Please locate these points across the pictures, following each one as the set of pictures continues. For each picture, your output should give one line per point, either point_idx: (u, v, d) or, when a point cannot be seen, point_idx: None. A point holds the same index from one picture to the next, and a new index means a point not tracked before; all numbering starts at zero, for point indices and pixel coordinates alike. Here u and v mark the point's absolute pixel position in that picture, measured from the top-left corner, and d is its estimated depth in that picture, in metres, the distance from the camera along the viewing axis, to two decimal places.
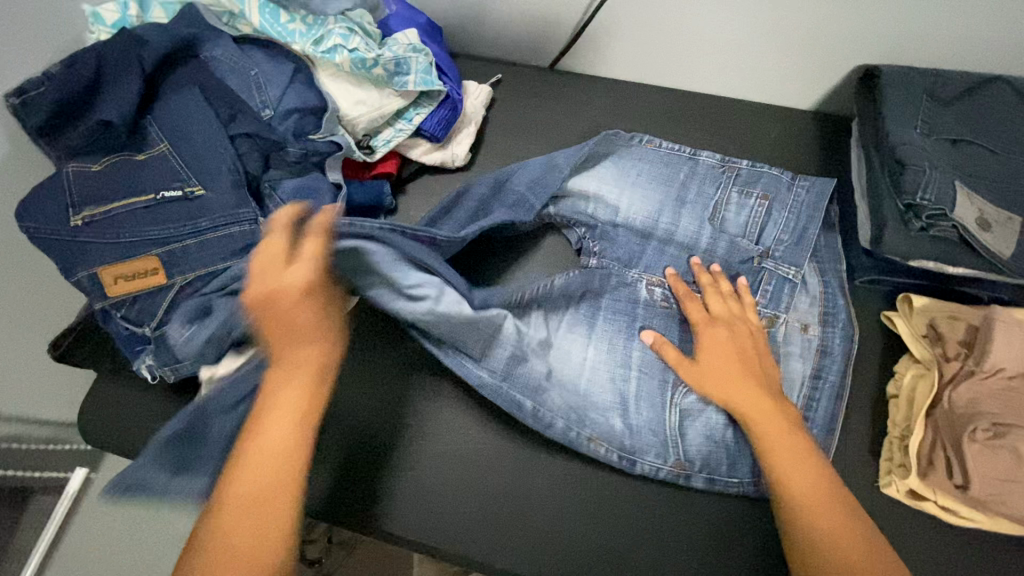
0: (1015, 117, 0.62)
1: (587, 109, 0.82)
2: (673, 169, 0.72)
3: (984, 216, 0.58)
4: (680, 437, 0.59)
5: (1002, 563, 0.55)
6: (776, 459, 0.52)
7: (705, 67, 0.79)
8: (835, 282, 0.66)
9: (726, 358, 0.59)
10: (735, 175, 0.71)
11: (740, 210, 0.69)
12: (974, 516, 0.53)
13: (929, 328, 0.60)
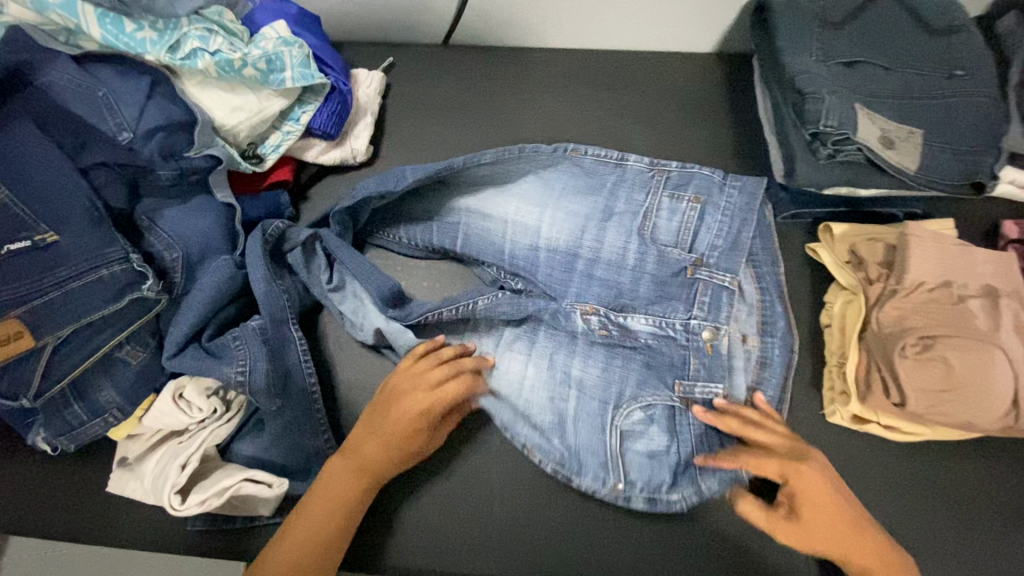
0: (903, 30, 0.62)
1: (488, 83, 0.78)
2: (599, 179, 0.66)
3: (887, 134, 0.58)
4: (622, 458, 0.58)
5: (945, 465, 0.57)
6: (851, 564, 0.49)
7: (601, 21, 0.76)
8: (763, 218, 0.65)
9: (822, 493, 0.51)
10: (665, 178, 0.65)
11: (668, 215, 0.64)
12: (915, 429, 0.55)
13: (851, 254, 0.60)
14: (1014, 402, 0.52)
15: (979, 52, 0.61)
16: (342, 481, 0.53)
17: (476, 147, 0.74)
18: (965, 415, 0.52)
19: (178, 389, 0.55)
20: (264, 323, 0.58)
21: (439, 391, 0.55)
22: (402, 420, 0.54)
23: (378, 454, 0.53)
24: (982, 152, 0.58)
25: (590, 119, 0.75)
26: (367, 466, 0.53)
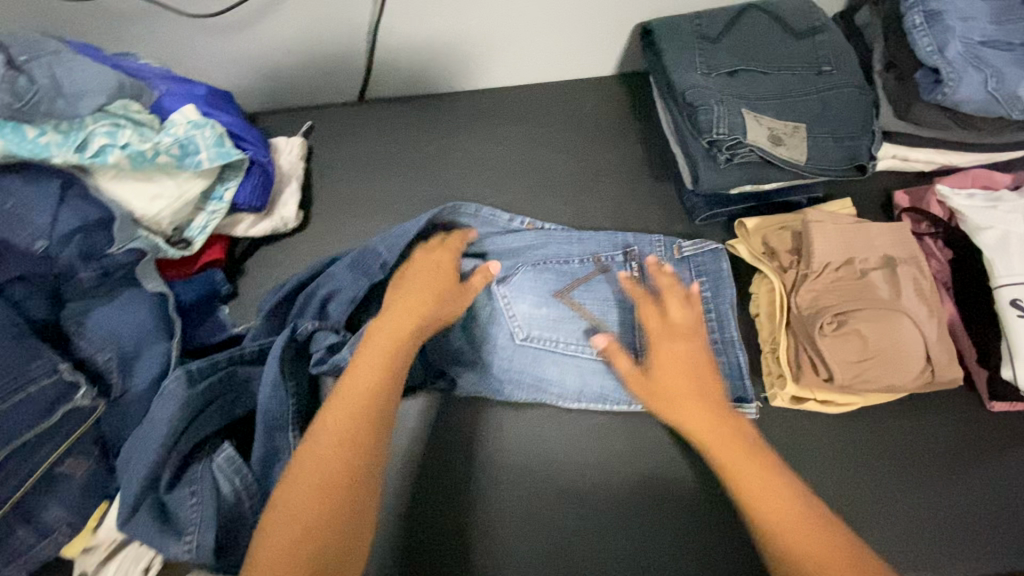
0: (774, 37, 0.68)
1: (409, 133, 0.80)
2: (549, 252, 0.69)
3: (774, 133, 0.64)
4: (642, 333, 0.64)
5: (884, 427, 0.62)
6: (733, 468, 0.47)
7: (505, 61, 0.79)
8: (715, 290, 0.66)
9: (683, 375, 0.53)
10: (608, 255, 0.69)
11: (619, 272, 0.67)
12: (847, 400, 0.59)
13: (764, 246, 0.65)
14: (925, 360, 0.58)
15: (842, 48, 0.67)
16: (369, 367, 0.49)
17: (407, 197, 0.76)
18: (887, 379, 0.57)
19: (133, 504, 0.51)
20: (231, 455, 0.55)
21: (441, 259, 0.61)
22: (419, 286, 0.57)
23: (406, 315, 0.53)
24: (858, 136, 0.64)
25: (511, 154, 0.79)
26: (393, 325, 0.52)
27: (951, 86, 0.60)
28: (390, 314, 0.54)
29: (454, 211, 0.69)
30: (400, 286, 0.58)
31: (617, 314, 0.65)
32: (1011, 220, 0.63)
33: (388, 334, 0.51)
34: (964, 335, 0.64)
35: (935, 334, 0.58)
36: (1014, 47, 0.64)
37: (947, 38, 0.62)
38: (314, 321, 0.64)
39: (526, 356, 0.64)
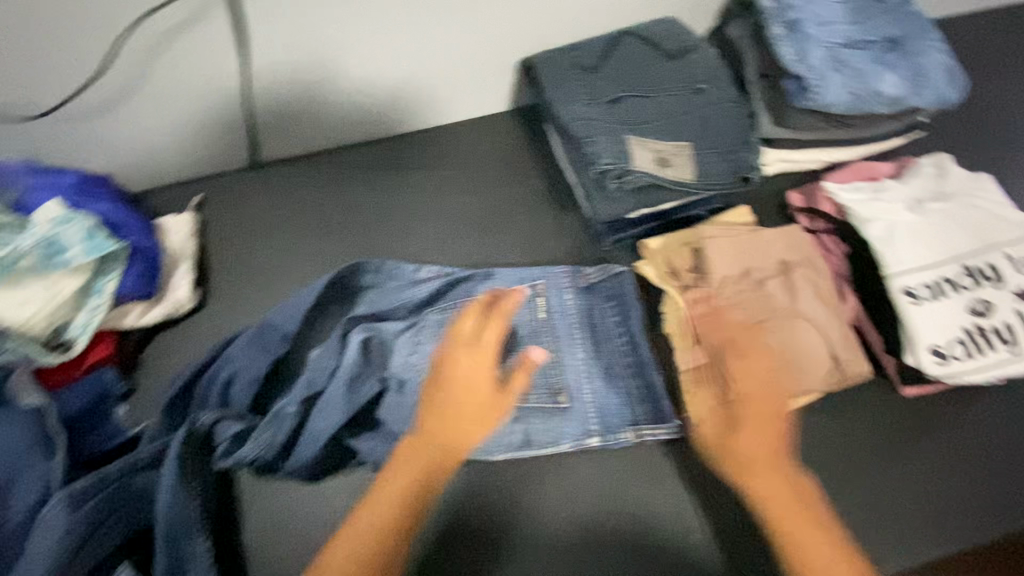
0: (649, 60, 0.69)
1: (305, 193, 0.77)
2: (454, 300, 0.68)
3: (660, 154, 0.65)
4: (557, 368, 0.64)
5: (813, 429, 0.61)
6: (787, 532, 0.49)
7: (396, 109, 0.78)
8: (622, 315, 0.67)
9: (758, 420, 0.55)
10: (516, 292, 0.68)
11: (527, 312, 0.67)
12: (770, 410, 0.59)
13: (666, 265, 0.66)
14: (830, 360, 0.61)
15: (713, 64, 0.68)
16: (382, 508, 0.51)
17: (308, 259, 0.72)
18: (797, 382, 0.59)
19: None
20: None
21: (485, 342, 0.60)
22: (465, 391, 0.57)
23: (439, 434, 0.55)
24: (739, 148, 0.66)
25: (413, 199, 0.76)
26: (443, 443, 0.54)
27: (817, 92, 0.62)
28: (437, 433, 0.55)
29: (354, 271, 0.68)
30: (445, 402, 0.56)
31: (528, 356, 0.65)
32: (892, 212, 0.66)
33: (417, 461, 0.53)
34: (869, 327, 0.65)
35: (837, 332, 0.61)
36: (871, 43, 0.66)
37: (807, 45, 0.64)
38: (214, 410, 0.59)
39: None
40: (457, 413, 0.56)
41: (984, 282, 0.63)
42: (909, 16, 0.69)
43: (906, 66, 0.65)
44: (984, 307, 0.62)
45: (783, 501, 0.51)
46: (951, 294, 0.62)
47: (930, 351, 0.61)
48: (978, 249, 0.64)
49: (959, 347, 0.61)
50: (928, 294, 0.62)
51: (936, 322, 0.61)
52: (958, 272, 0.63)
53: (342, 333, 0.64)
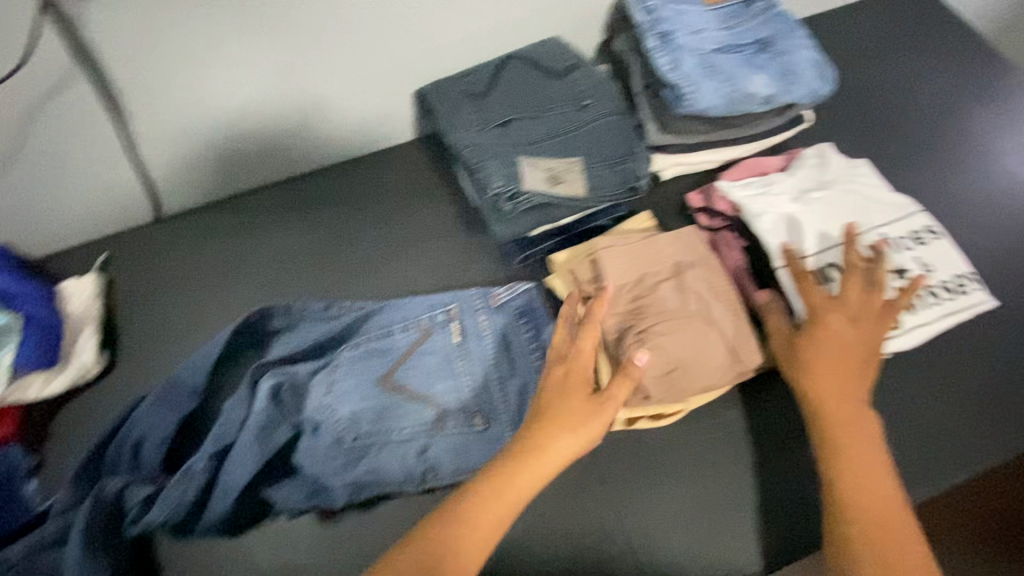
0: (535, 81, 0.71)
1: (213, 240, 0.76)
2: (367, 333, 0.67)
3: (552, 172, 0.67)
4: (473, 388, 0.64)
5: (714, 422, 0.65)
6: (854, 453, 0.55)
7: (299, 146, 0.78)
8: (535, 329, 0.67)
9: (839, 352, 0.59)
10: (430, 319, 0.68)
11: (442, 337, 0.67)
12: (674, 409, 0.63)
13: (570, 276, 0.67)
14: (730, 354, 0.62)
15: (596, 79, 0.71)
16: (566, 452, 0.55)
17: (217, 309, 0.71)
18: (699, 380, 0.61)
19: None
20: None
21: (586, 350, 0.59)
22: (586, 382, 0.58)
23: (561, 438, 0.55)
24: (629, 158, 0.68)
25: (321, 238, 0.76)
26: (542, 448, 0.55)
27: (692, 98, 0.64)
28: (546, 434, 0.55)
29: (263, 315, 0.67)
30: (542, 407, 0.57)
31: (445, 381, 0.64)
32: (781, 204, 0.69)
33: (559, 446, 0.55)
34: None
35: (734, 326, 0.63)
36: (742, 47, 0.69)
37: (679, 56, 0.66)
38: (123, 475, 0.59)
39: (356, 453, 0.61)
40: (568, 423, 0.56)
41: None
42: (778, 17, 0.72)
43: (776, 67, 0.68)
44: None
45: (851, 453, 0.55)
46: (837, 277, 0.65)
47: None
48: (857, 234, 0.68)
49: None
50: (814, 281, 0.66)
51: None
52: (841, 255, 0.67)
53: (250, 384, 0.63)
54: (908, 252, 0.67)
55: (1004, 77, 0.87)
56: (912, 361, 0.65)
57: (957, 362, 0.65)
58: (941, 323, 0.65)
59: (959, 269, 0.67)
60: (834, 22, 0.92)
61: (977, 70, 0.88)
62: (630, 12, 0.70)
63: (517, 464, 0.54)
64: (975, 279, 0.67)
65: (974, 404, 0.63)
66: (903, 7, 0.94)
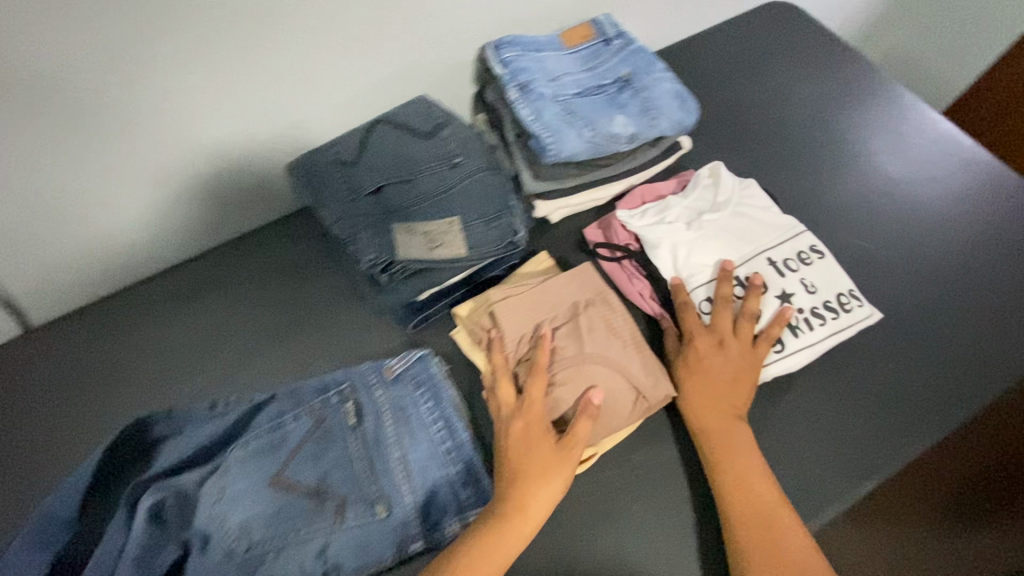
0: (404, 143, 0.69)
1: (86, 347, 0.70)
2: (258, 427, 0.64)
3: (428, 236, 0.65)
4: (372, 472, 0.61)
5: (631, 465, 0.63)
6: (730, 461, 0.59)
7: (173, 236, 0.75)
8: (434, 397, 0.64)
9: (720, 376, 0.63)
10: (323, 403, 0.64)
11: (337, 420, 0.63)
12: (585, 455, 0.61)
13: (473, 334, 0.66)
14: (634, 393, 0.61)
15: (466, 137, 0.70)
16: (545, 500, 0.56)
17: (95, 424, 0.66)
18: (604, 427, 0.60)
19: None
20: None
21: (539, 398, 0.60)
22: (543, 432, 0.59)
23: (537, 488, 0.56)
24: (505, 213, 0.67)
25: (204, 329, 0.71)
26: (522, 500, 0.56)
27: (553, 149, 0.64)
28: (523, 486, 0.57)
29: (140, 425, 0.61)
30: (513, 465, 0.58)
31: (342, 472, 0.61)
32: (675, 231, 0.70)
33: (542, 497, 0.56)
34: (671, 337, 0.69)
35: (635, 364, 0.62)
36: (603, 87, 0.70)
37: (540, 104, 0.66)
38: None
39: (250, 563, 0.57)
40: (543, 471, 0.57)
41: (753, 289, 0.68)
42: (636, 52, 0.73)
43: (637, 103, 0.69)
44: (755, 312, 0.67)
45: (739, 481, 0.58)
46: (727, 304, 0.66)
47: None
48: (744, 260, 0.70)
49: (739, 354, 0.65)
50: (704, 308, 0.68)
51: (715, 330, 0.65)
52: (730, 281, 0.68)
53: (127, 508, 0.57)
54: (793, 274, 0.69)
55: (865, 79, 0.90)
56: (803, 376, 0.67)
57: (847, 369, 0.67)
58: (827, 342, 0.66)
59: (842, 289, 0.69)
60: (704, 42, 0.94)
61: (841, 74, 0.91)
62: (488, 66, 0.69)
63: (503, 521, 0.55)
64: (857, 296, 0.69)
65: (868, 412, 0.64)
66: (767, 20, 0.97)
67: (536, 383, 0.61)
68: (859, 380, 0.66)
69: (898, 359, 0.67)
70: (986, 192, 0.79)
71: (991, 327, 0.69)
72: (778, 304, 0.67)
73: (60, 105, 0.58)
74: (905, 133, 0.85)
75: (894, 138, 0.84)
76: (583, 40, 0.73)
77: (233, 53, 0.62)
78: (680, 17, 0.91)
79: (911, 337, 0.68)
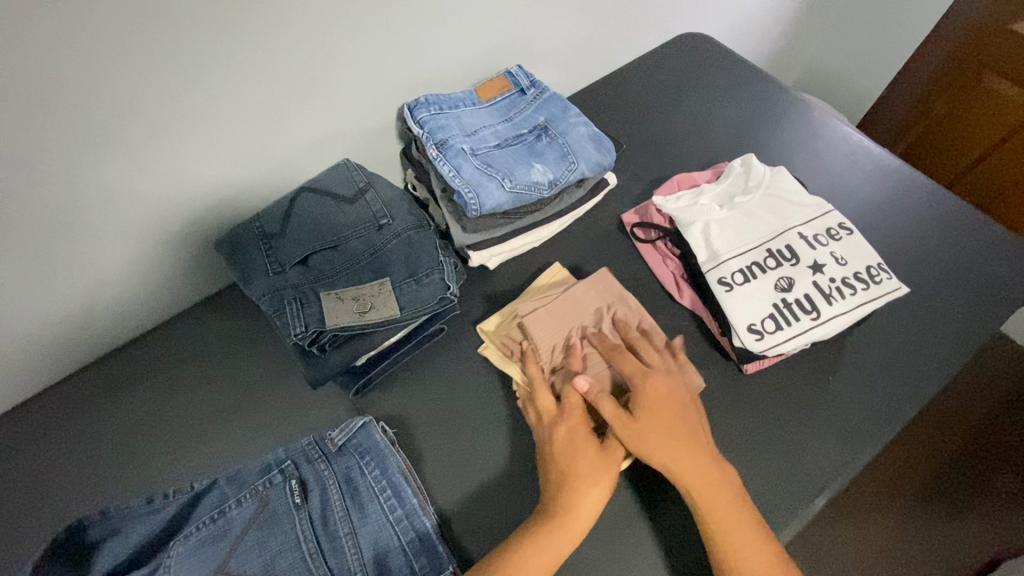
0: (328, 210, 0.69)
1: (11, 458, 0.67)
2: (198, 519, 0.61)
3: (356, 302, 0.64)
4: (320, 550, 0.58)
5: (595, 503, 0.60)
6: (702, 490, 0.56)
7: (99, 329, 0.72)
8: (381, 463, 0.63)
9: (666, 408, 0.59)
10: (264, 485, 0.62)
11: (281, 499, 0.61)
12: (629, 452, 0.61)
13: (505, 347, 0.68)
14: None
15: (390, 198, 0.71)
16: (595, 503, 0.56)
17: (25, 539, 0.63)
18: None
19: None
20: None
21: (581, 404, 0.61)
22: (589, 435, 0.59)
23: (589, 490, 0.56)
24: (434, 269, 0.67)
25: (140, 420, 0.69)
26: (575, 502, 0.55)
27: (476, 203, 0.65)
28: (576, 486, 0.56)
29: (69, 532, 0.58)
30: (562, 466, 0.57)
31: (289, 557, 0.58)
32: (707, 212, 0.72)
33: (593, 498, 0.56)
34: (705, 315, 0.70)
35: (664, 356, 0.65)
36: (521, 136, 0.73)
37: (461, 160, 0.68)
38: None
39: None
40: (594, 473, 0.57)
41: (783, 261, 0.67)
42: (550, 100, 0.77)
43: (555, 149, 0.72)
44: (787, 282, 0.66)
45: (722, 517, 0.55)
46: (759, 276, 0.66)
47: (748, 330, 0.64)
48: (776, 234, 0.69)
49: (772, 322, 0.64)
50: (739, 277, 0.66)
51: (746, 302, 0.65)
52: (763, 253, 0.68)
53: None
54: (824, 247, 0.68)
55: (775, 101, 0.95)
56: (758, 393, 0.66)
57: (794, 381, 0.67)
58: (860, 311, 0.65)
59: (873, 262, 0.67)
60: (618, 81, 0.98)
61: (751, 97, 0.96)
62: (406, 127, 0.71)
63: (557, 518, 0.55)
64: (886, 269, 0.67)
65: (816, 423, 0.64)
66: (676, 53, 1.01)
67: (577, 387, 0.61)
68: (805, 392, 0.66)
69: (836, 368, 0.68)
70: (899, 197, 0.83)
71: (917, 326, 0.71)
72: (811, 275, 0.66)
73: None
74: (820, 149, 0.89)
75: (810, 155, 0.88)
76: (500, 92, 0.77)
77: (139, 147, 0.60)
78: (590, 62, 0.95)
79: (845, 344, 0.70)
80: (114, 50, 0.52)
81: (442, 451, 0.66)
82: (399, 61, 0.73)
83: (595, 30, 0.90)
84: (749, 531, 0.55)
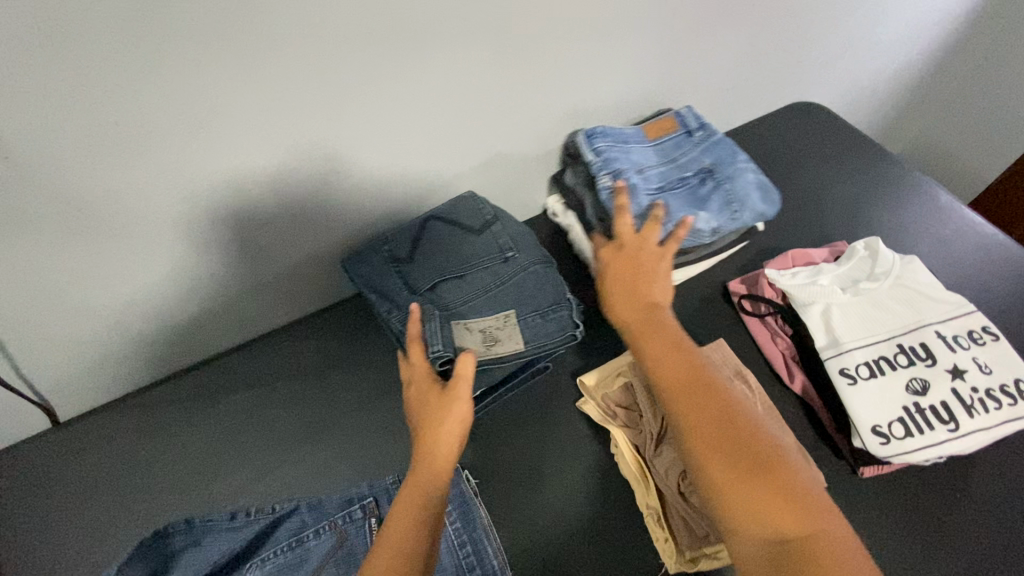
0: (455, 239, 0.70)
1: (114, 446, 0.69)
2: (275, 544, 0.60)
3: (483, 334, 0.65)
4: None
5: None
6: (647, 341, 0.53)
7: (208, 334, 0.75)
8: (467, 514, 0.61)
9: (619, 272, 0.59)
10: (344, 520, 0.62)
11: (362, 539, 0.60)
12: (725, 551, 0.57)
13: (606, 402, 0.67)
14: None
15: (516, 231, 0.71)
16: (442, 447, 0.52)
17: (118, 529, 0.64)
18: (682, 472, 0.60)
19: None
20: None
21: (416, 365, 0.58)
22: (425, 397, 0.56)
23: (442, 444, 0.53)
24: (561, 304, 0.67)
25: (236, 427, 0.70)
26: (428, 454, 0.52)
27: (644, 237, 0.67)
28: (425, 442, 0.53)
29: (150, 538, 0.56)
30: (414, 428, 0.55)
31: None
32: (829, 294, 0.68)
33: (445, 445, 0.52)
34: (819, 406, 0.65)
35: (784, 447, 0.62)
36: (687, 178, 0.75)
37: (634, 195, 0.71)
38: None
39: None
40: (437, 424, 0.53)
41: (916, 360, 0.62)
42: (716, 143, 0.78)
43: (719, 196, 0.75)
44: (919, 384, 0.61)
45: (671, 359, 0.51)
46: (887, 372, 0.61)
47: (873, 432, 0.59)
48: (907, 329, 0.64)
49: (899, 426, 0.59)
50: (864, 371, 0.62)
51: (871, 400, 0.60)
52: (892, 349, 0.63)
53: None
54: (964, 351, 0.62)
55: (897, 180, 0.90)
56: (880, 497, 0.61)
57: (920, 491, 0.61)
58: (1002, 429, 0.58)
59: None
60: None
61: (871, 174, 0.91)
62: (580, 151, 0.74)
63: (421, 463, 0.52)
64: None
65: (949, 543, 0.58)
66: (791, 121, 0.99)
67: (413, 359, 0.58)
68: (935, 505, 0.60)
69: (963, 483, 0.61)
70: None
71: None
72: (949, 381, 0.60)
73: (104, 220, 0.57)
74: (947, 237, 0.83)
75: (939, 244, 0.82)
76: (666, 132, 0.79)
77: (279, 170, 0.62)
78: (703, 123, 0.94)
79: (982, 458, 0.63)
80: (270, 82, 0.54)
81: (526, 509, 0.63)
82: (524, 107, 0.73)
83: (712, 88, 0.88)
84: (694, 376, 0.49)
